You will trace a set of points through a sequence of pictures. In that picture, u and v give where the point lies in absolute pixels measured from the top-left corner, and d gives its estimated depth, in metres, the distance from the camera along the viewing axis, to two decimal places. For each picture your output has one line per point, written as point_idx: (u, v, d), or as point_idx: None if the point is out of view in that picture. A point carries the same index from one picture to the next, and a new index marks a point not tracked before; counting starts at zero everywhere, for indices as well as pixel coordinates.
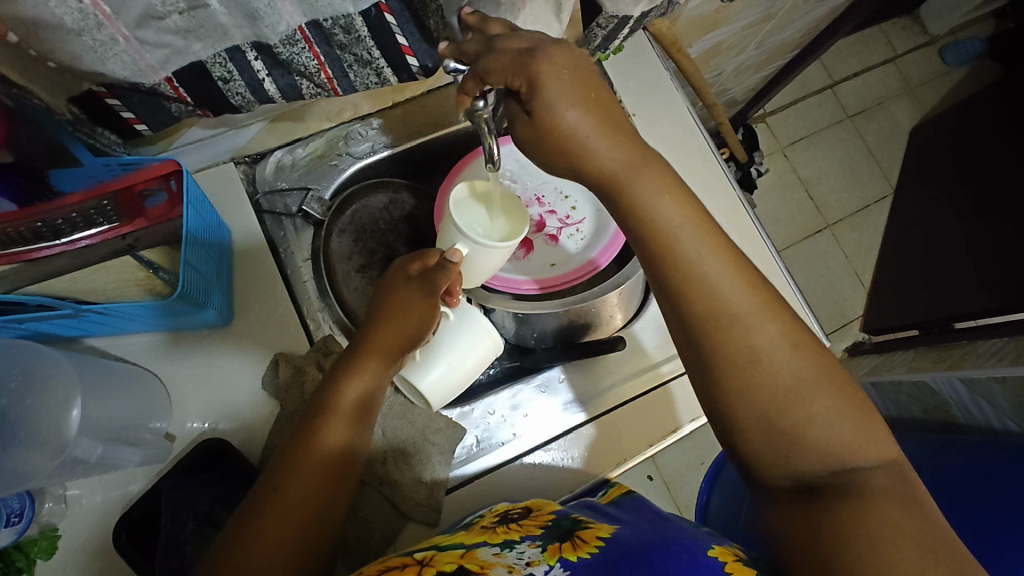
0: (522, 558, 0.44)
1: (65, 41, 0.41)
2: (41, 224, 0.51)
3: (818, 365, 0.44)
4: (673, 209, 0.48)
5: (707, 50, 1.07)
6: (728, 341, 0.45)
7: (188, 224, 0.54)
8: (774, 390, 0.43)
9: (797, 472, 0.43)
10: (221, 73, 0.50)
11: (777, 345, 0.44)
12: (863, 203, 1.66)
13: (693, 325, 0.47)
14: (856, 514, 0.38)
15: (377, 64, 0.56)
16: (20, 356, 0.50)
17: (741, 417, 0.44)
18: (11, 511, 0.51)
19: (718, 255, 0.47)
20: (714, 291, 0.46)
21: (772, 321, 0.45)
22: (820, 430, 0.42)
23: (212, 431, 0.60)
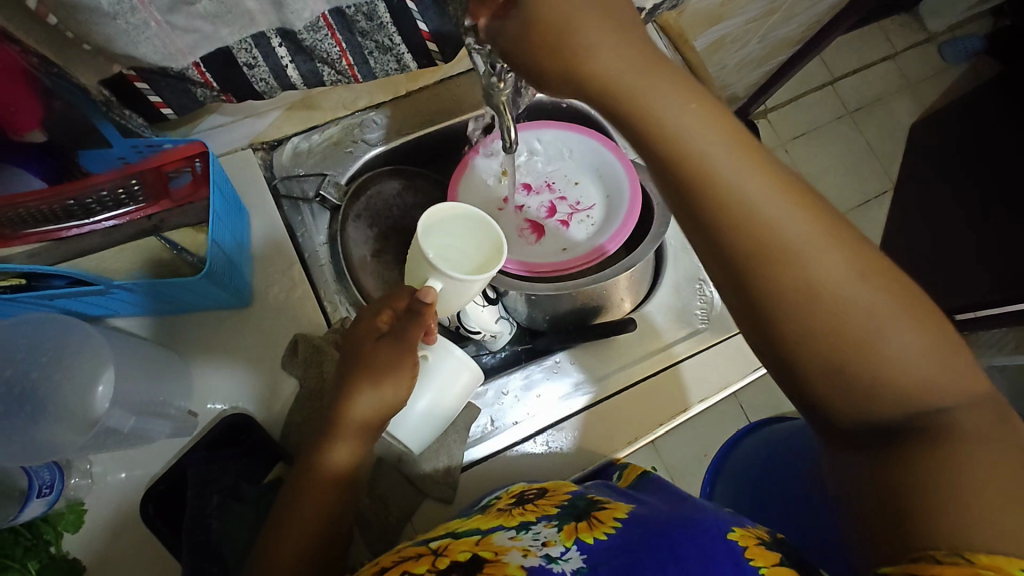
0: (538, 539, 0.45)
1: (101, 25, 0.42)
2: (72, 203, 0.53)
3: (891, 292, 0.37)
4: (699, 118, 0.40)
5: (711, 43, 1.09)
6: (780, 278, 0.38)
7: (212, 233, 0.55)
8: (845, 325, 0.36)
9: (873, 416, 0.37)
10: (246, 59, 0.51)
11: (840, 275, 0.37)
12: (862, 199, 1.61)
13: (738, 269, 0.39)
14: (942, 459, 0.34)
15: (398, 51, 0.57)
16: (52, 332, 0.51)
17: (806, 357, 0.38)
18: (42, 482, 0.52)
19: (757, 174, 0.39)
20: (750, 214, 0.38)
21: (832, 248, 0.38)
22: (895, 368, 0.36)
23: (234, 410, 0.62)
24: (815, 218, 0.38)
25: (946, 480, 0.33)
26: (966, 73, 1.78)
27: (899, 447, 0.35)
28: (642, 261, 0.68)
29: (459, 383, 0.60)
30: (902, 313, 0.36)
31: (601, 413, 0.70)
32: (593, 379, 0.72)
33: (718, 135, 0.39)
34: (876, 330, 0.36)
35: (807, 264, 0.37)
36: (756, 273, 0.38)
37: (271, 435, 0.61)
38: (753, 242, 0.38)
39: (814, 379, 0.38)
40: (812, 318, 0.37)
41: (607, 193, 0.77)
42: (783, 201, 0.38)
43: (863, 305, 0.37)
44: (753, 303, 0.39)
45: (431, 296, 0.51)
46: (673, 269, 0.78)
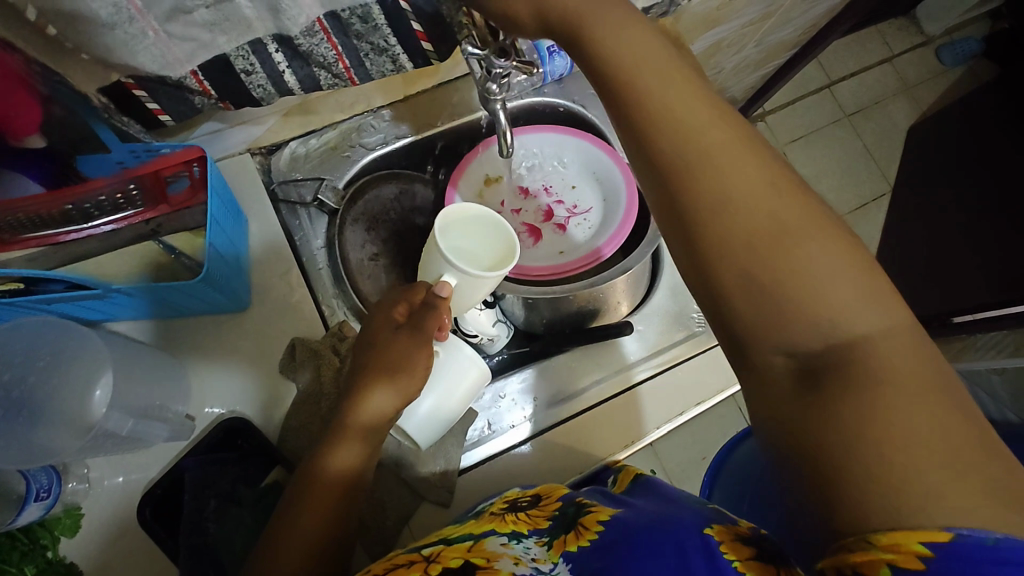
0: (529, 553, 0.46)
1: (99, 34, 0.42)
2: (71, 207, 0.53)
3: (807, 211, 0.37)
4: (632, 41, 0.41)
5: (708, 47, 1.09)
6: (698, 192, 0.38)
7: (211, 241, 0.56)
8: (760, 239, 0.36)
9: (793, 344, 0.36)
10: (243, 65, 0.51)
11: (757, 192, 0.37)
12: (859, 204, 1.63)
13: (663, 184, 0.39)
14: (867, 393, 0.32)
15: (393, 52, 0.58)
16: (50, 336, 0.52)
17: (726, 277, 0.37)
18: (40, 486, 0.52)
19: (683, 94, 0.40)
20: (674, 130, 0.39)
21: (751, 166, 0.38)
22: (814, 284, 0.35)
23: (231, 414, 0.62)
24: (737, 136, 0.39)
25: (860, 421, 0.31)
26: (964, 76, 1.79)
27: (821, 384, 0.34)
28: (640, 264, 0.68)
29: (466, 382, 0.60)
30: (816, 230, 0.36)
31: (598, 417, 0.70)
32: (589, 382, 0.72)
33: (648, 58, 0.41)
34: (790, 242, 0.36)
35: (727, 179, 0.37)
36: (678, 189, 0.39)
37: (267, 439, 0.61)
38: (674, 151, 0.39)
39: (733, 300, 0.37)
40: (725, 228, 0.37)
41: (604, 196, 0.77)
42: (708, 120, 0.39)
43: (778, 218, 0.37)
44: (676, 218, 0.39)
45: (446, 290, 0.55)
46: (670, 274, 0.78)
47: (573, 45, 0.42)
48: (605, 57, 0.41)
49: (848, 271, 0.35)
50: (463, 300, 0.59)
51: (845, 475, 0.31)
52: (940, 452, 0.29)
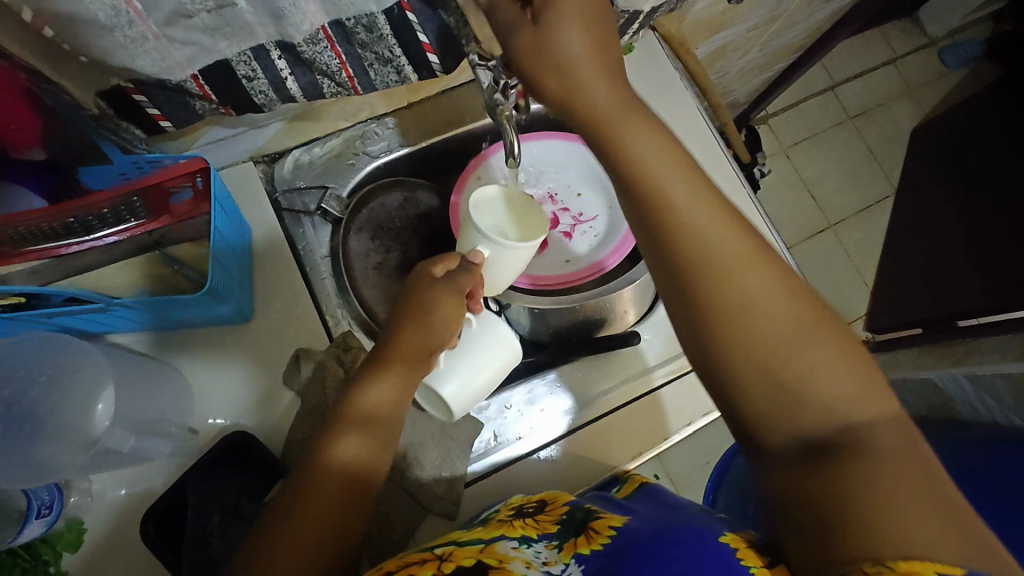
0: (539, 557, 0.45)
1: (98, 38, 0.42)
2: (73, 220, 0.52)
3: (812, 317, 0.43)
4: (661, 152, 0.47)
5: (713, 52, 1.09)
6: (716, 292, 0.44)
7: (216, 227, 0.55)
8: (772, 341, 0.42)
9: (801, 430, 0.40)
10: (245, 71, 0.51)
11: (769, 297, 0.43)
12: (864, 204, 1.68)
13: (684, 281, 0.45)
14: (865, 470, 0.37)
15: (398, 62, 0.57)
16: (54, 349, 0.51)
17: (738, 369, 0.43)
18: (41, 503, 0.52)
19: (706, 206, 0.46)
20: (697, 238, 0.45)
21: (762, 273, 0.44)
22: (819, 383, 0.41)
23: (234, 426, 0.61)
24: (752, 245, 0.45)
25: (861, 488, 0.36)
26: (967, 78, 1.78)
27: (823, 459, 0.39)
28: (644, 276, 0.72)
29: (500, 358, 0.63)
30: (821, 332, 0.42)
31: (603, 428, 0.69)
32: (594, 393, 0.71)
33: (677, 171, 0.47)
34: (801, 342, 0.42)
35: (743, 286, 0.44)
36: (699, 289, 0.44)
37: (271, 452, 0.60)
38: (695, 253, 0.45)
39: (744, 388, 0.42)
40: (741, 328, 0.43)
41: (610, 204, 0.77)
42: (725, 230, 0.45)
43: (788, 320, 0.43)
44: (695, 311, 0.45)
45: (479, 258, 0.60)
46: None
47: (602, 143, 0.48)
48: (635, 165, 0.47)
49: (847, 372, 0.41)
50: (495, 275, 0.63)
51: (848, 521, 0.35)
52: (930, 506, 0.34)
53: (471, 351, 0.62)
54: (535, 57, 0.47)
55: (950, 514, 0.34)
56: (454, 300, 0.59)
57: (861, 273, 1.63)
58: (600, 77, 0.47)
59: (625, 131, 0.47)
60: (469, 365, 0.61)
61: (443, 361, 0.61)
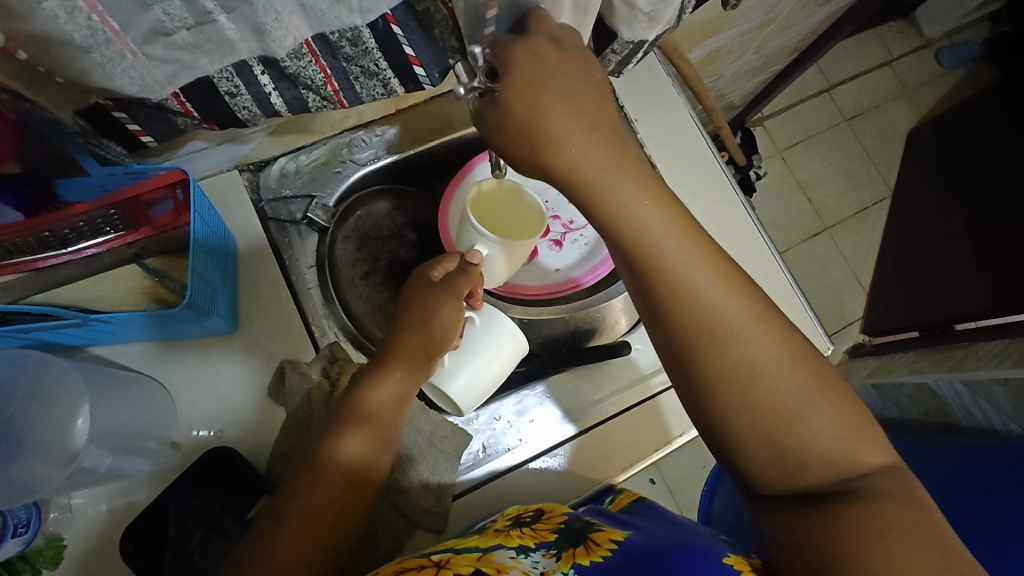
0: (537, 566, 0.44)
1: (74, 57, 0.40)
2: (48, 234, 0.51)
3: (813, 374, 0.44)
4: (658, 217, 0.47)
5: (707, 55, 1.08)
6: (719, 355, 0.45)
7: (194, 232, 0.54)
8: (776, 402, 0.43)
9: (804, 484, 0.43)
10: (228, 87, 0.50)
11: (773, 357, 0.44)
12: (862, 206, 1.67)
13: (685, 341, 0.46)
14: (867, 519, 0.39)
15: (384, 76, 0.56)
16: (31, 365, 0.50)
17: (741, 432, 0.44)
18: (17, 521, 0.51)
19: (704, 265, 0.46)
20: (699, 301, 0.45)
21: (766, 333, 0.45)
22: (821, 442, 0.43)
23: (217, 438, 0.60)
24: (753, 308, 0.46)
25: (858, 533, 0.39)
26: (963, 80, 1.78)
27: (821, 504, 0.41)
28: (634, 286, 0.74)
29: (506, 351, 0.62)
30: (823, 393, 0.44)
31: (591, 441, 0.68)
32: (584, 404, 0.70)
33: (675, 232, 0.47)
34: (804, 404, 0.43)
35: (747, 349, 0.44)
36: (702, 352, 0.45)
37: (255, 467, 0.59)
38: (698, 316, 0.45)
39: (748, 449, 0.44)
40: (746, 391, 0.44)
41: None
42: (725, 290, 0.46)
43: (795, 386, 0.44)
44: (697, 372, 0.46)
45: (478, 258, 0.59)
46: None
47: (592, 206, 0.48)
48: (634, 235, 0.47)
49: (846, 428, 0.43)
50: (495, 270, 0.62)
51: (842, 562, 0.38)
52: (924, 550, 0.37)
53: (474, 348, 0.62)
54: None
55: (945, 553, 0.37)
56: (452, 304, 0.59)
57: (857, 276, 1.62)
58: (579, 123, 0.47)
59: (623, 197, 0.47)
60: (473, 360, 0.61)
61: (447, 361, 0.62)
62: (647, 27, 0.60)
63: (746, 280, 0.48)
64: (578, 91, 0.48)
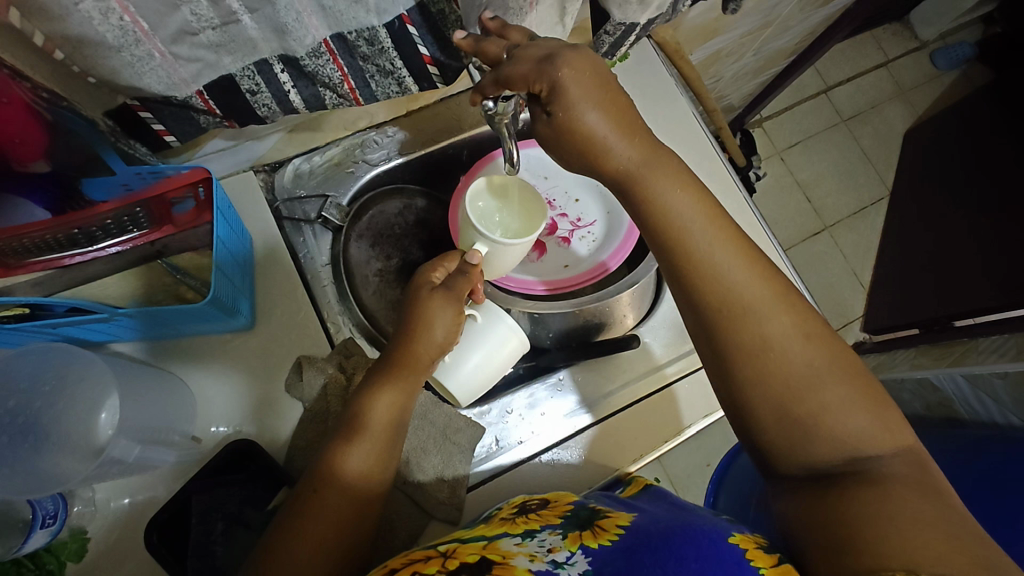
0: (544, 545, 0.46)
1: (105, 57, 0.42)
2: (78, 231, 0.54)
3: (829, 355, 0.46)
4: (688, 201, 0.50)
5: (707, 57, 1.10)
6: (739, 330, 0.47)
7: (216, 237, 0.55)
8: (789, 378, 0.45)
9: (811, 462, 0.44)
10: (249, 85, 0.51)
11: (790, 335, 0.46)
12: (861, 205, 1.69)
13: (708, 315, 0.48)
14: (874, 501, 0.40)
15: (399, 74, 0.57)
16: (56, 357, 0.51)
17: (757, 406, 0.46)
18: (46, 513, 0.52)
19: (730, 248, 0.49)
20: (724, 280, 0.48)
21: (785, 313, 0.47)
22: (835, 420, 0.44)
23: (236, 434, 0.61)
24: (774, 288, 0.48)
25: (871, 514, 0.39)
26: (958, 80, 1.80)
27: (832, 487, 0.42)
28: (643, 279, 0.72)
29: (507, 349, 0.64)
30: (839, 372, 0.45)
31: (605, 431, 0.70)
32: (598, 395, 0.71)
33: (703, 217, 0.50)
34: (817, 382, 0.45)
35: (767, 325, 0.46)
36: (722, 325, 0.47)
37: (274, 458, 0.60)
38: (723, 294, 0.48)
39: (764, 422, 0.46)
40: (764, 367, 0.46)
41: (608, 209, 0.78)
42: (750, 272, 0.48)
43: (809, 362, 0.45)
44: (717, 344, 0.48)
45: (477, 258, 0.60)
46: None
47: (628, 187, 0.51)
48: (661, 213, 0.50)
49: (860, 407, 0.44)
50: (495, 266, 0.64)
51: (858, 540, 0.38)
52: (936, 531, 0.37)
53: (478, 343, 0.63)
54: (533, 68, 0.47)
55: (960, 538, 0.37)
56: (452, 309, 0.60)
57: (858, 274, 1.64)
58: (595, 99, 0.48)
59: (652, 182, 0.50)
60: (477, 356, 0.63)
61: (449, 356, 0.63)
62: (637, 10, 0.63)
63: (771, 264, 0.50)
64: (599, 81, 0.48)
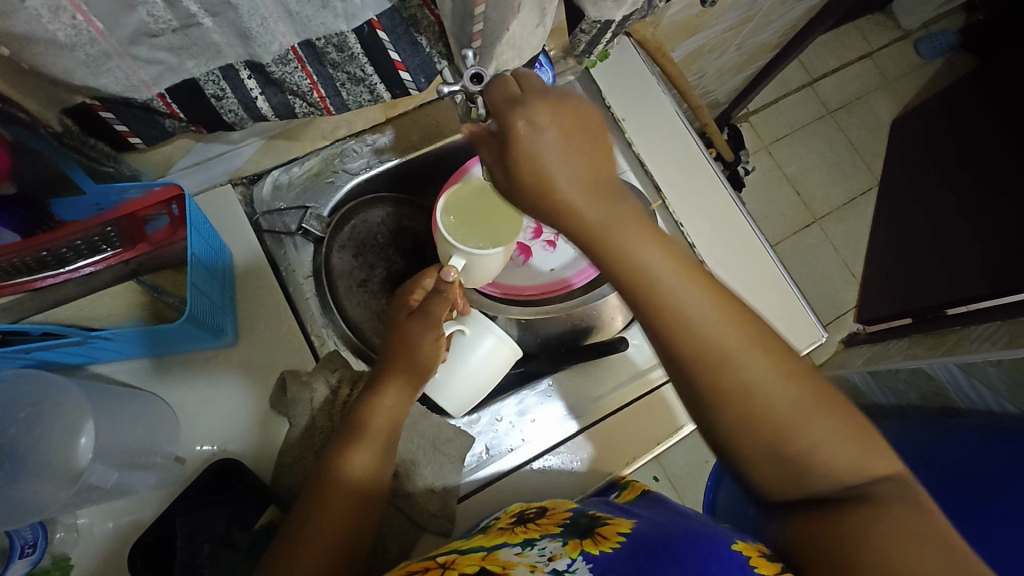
0: (544, 554, 0.45)
1: (58, 57, 0.41)
2: (46, 253, 0.52)
3: (813, 392, 0.43)
4: (656, 251, 0.43)
5: (689, 53, 1.10)
6: (718, 377, 0.43)
7: (192, 249, 0.55)
8: (774, 421, 0.42)
9: (807, 492, 0.42)
10: (214, 90, 0.50)
11: (768, 377, 0.43)
12: (849, 196, 1.69)
13: (684, 363, 0.44)
14: (875, 523, 0.38)
15: (370, 81, 0.56)
16: (32, 384, 0.50)
17: (740, 443, 0.43)
18: (24, 542, 0.51)
19: (700, 290, 0.43)
20: (696, 325, 0.43)
21: (761, 354, 0.43)
22: (823, 454, 0.42)
23: (223, 452, 0.60)
24: (747, 327, 0.44)
25: (867, 537, 0.38)
26: (941, 68, 1.80)
27: (825, 512, 0.41)
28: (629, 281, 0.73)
29: (499, 360, 0.62)
30: (820, 407, 0.43)
31: (596, 435, 0.69)
32: (590, 399, 0.71)
33: (668, 259, 0.43)
34: (804, 421, 0.42)
35: (747, 371, 0.43)
36: (701, 370, 0.43)
37: (260, 478, 0.59)
38: (699, 345, 0.43)
39: (752, 458, 0.43)
40: (745, 416, 0.43)
41: None
42: (720, 317, 0.43)
43: (787, 402, 0.42)
44: (696, 390, 0.44)
45: (452, 274, 0.59)
46: None
47: None
48: (626, 271, 0.43)
49: (847, 437, 0.42)
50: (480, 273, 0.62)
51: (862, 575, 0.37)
52: (936, 550, 0.36)
53: (465, 358, 0.61)
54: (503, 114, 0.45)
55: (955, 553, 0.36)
56: (434, 329, 0.59)
57: (848, 265, 1.64)
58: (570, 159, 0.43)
59: (619, 237, 0.43)
60: (461, 372, 0.61)
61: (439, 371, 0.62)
62: (613, 7, 0.62)
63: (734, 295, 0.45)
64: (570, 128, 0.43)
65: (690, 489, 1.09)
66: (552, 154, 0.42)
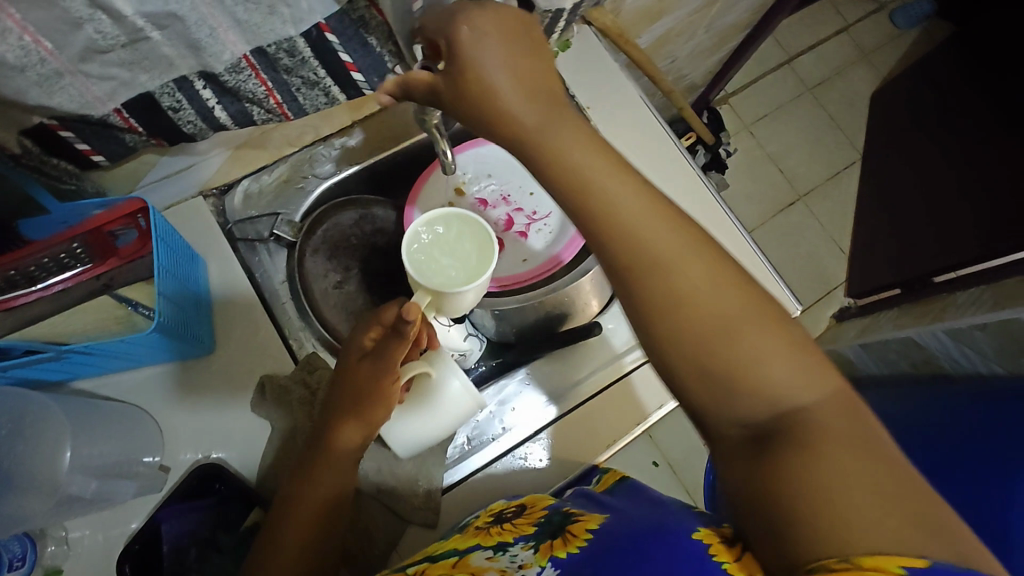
0: (514, 561, 0.47)
1: (10, 79, 0.42)
2: (16, 271, 0.54)
3: (750, 301, 0.41)
4: (588, 153, 0.44)
5: (657, 38, 1.10)
6: (649, 283, 0.42)
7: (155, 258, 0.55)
8: (704, 329, 0.40)
9: (741, 418, 0.40)
10: (170, 102, 0.51)
11: (702, 285, 0.41)
12: (832, 171, 1.69)
13: (617, 271, 0.43)
14: (810, 458, 0.35)
15: (325, 84, 0.58)
16: (11, 399, 0.51)
17: (672, 361, 0.42)
18: (13, 555, 0.52)
19: (632, 193, 0.43)
20: (629, 226, 0.42)
21: (697, 260, 0.42)
22: (761, 373, 0.39)
23: (206, 458, 0.61)
24: (683, 233, 0.43)
25: (795, 474, 0.35)
26: (918, 38, 1.80)
27: (764, 447, 0.38)
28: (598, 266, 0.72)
29: (458, 408, 0.58)
30: (761, 321, 0.40)
31: (578, 421, 0.70)
32: (568, 384, 0.72)
33: (598, 159, 0.44)
34: (736, 333, 0.40)
35: (681, 276, 0.41)
36: (632, 274, 0.42)
37: (244, 480, 0.60)
38: (631, 249, 0.42)
39: (686, 381, 0.41)
40: (679, 328, 0.41)
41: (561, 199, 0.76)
42: (654, 222, 0.43)
43: (723, 309, 0.41)
44: (630, 300, 0.43)
45: (414, 313, 0.50)
46: None
47: None
48: (558, 169, 0.44)
49: (790, 355, 0.40)
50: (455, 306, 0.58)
51: (798, 522, 0.34)
52: (870, 490, 0.33)
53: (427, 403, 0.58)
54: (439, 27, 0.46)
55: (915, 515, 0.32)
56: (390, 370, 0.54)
57: (836, 240, 1.64)
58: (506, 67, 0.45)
59: (555, 138, 0.44)
60: (420, 415, 0.58)
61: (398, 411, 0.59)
62: None
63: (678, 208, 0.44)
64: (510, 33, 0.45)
65: (688, 471, 1.09)
66: (485, 51, 0.44)
